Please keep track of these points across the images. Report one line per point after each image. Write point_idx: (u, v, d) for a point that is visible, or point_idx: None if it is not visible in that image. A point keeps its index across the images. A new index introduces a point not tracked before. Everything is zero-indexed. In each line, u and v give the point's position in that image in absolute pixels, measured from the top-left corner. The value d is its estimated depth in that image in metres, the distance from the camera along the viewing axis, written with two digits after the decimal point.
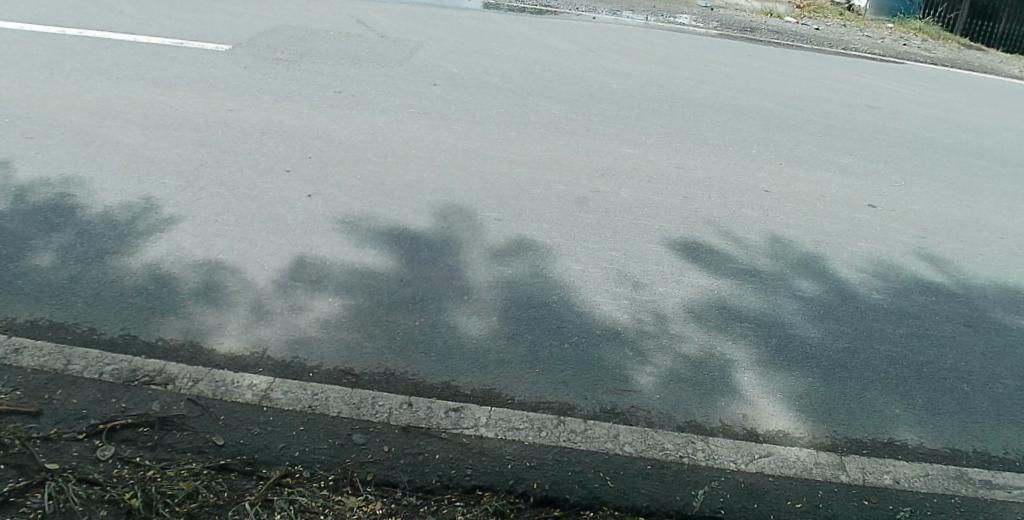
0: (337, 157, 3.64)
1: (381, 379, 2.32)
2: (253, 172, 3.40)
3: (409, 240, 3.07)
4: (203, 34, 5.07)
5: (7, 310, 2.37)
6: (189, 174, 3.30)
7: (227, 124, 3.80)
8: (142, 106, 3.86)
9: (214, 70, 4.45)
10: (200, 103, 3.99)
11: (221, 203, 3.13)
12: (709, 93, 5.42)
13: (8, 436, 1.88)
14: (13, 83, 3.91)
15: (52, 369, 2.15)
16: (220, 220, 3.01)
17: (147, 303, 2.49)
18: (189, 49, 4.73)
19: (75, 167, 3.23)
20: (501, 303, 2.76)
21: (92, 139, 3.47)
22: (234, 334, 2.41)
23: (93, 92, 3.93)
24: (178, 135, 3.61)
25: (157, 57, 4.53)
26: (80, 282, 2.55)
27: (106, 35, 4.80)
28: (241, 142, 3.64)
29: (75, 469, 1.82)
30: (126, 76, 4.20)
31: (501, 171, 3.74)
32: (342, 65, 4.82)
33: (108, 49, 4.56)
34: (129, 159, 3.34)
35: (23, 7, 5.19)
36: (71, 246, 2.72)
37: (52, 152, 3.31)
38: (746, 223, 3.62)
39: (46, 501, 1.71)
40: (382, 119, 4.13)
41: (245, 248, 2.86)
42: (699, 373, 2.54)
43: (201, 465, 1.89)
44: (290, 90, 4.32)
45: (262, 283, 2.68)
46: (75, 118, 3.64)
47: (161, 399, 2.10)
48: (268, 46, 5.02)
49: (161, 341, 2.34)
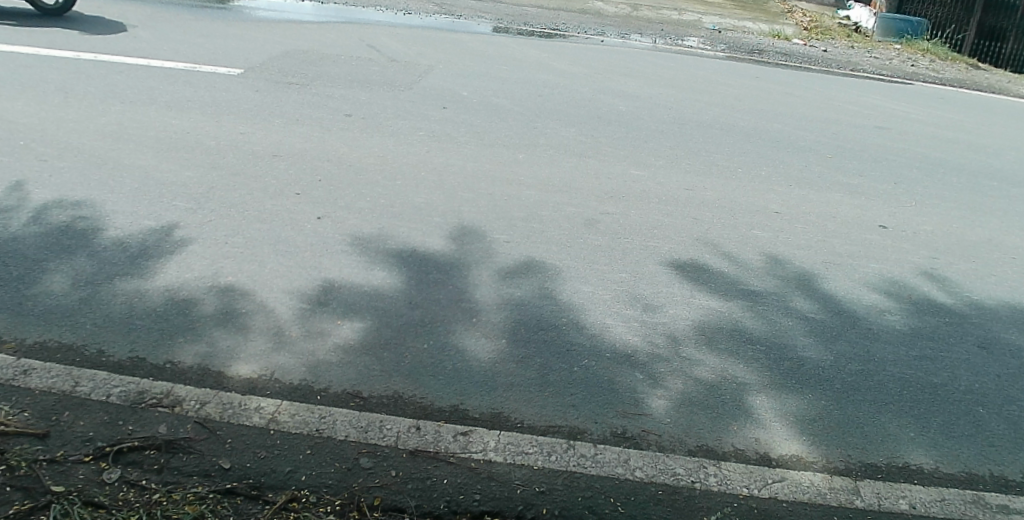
0: (346, 179, 3.66)
1: (389, 402, 2.31)
2: (263, 194, 3.41)
3: (418, 262, 3.07)
4: (216, 58, 5.13)
5: (16, 332, 2.38)
6: (200, 197, 3.32)
7: (238, 147, 3.83)
8: (154, 130, 3.89)
9: (226, 93, 4.49)
10: (212, 126, 4.03)
11: (231, 225, 3.14)
12: (718, 115, 5.43)
13: (14, 459, 1.88)
14: (28, 107, 3.96)
15: (60, 391, 2.15)
16: (230, 243, 3.01)
17: (155, 325, 2.49)
18: (202, 73, 4.79)
19: (88, 189, 3.25)
20: (510, 325, 2.74)
21: (105, 162, 3.50)
22: (242, 356, 2.41)
23: (105, 116, 3.97)
24: (190, 158, 3.64)
25: (170, 81, 4.58)
26: (90, 303, 2.56)
27: (120, 59, 4.87)
28: (251, 165, 3.66)
29: (80, 492, 1.81)
30: (139, 99, 4.24)
31: (510, 193, 3.75)
32: (353, 89, 4.86)
33: (122, 73, 4.61)
34: (141, 182, 3.36)
35: (39, 32, 5.27)
36: (81, 268, 2.73)
37: (65, 175, 3.34)
38: (756, 245, 3.60)
39: None
40: (391, 141, 4.15)
41: (255, 271, 2.86)
42: (710, 396, 2.51)
43: (207, 489, 1.87)
44: (301, 113, 4.36)
45: (271, 305, 2.68)
46: (87, 142, 3.67)
47: (168, 422, 2.09)
48: (280, 70, 5.07)
49: (168, 364, 2.34)
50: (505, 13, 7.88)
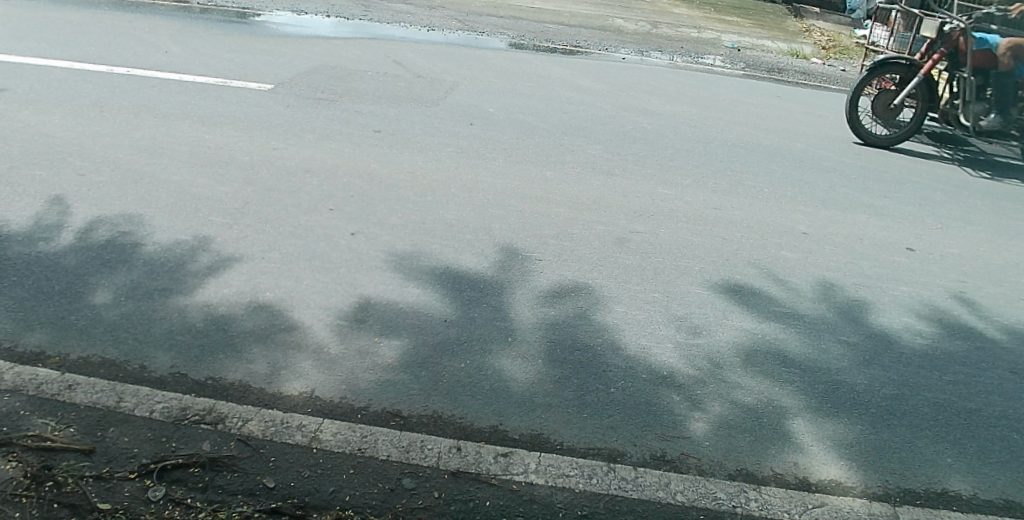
0: (377, 195, 3.67)
1: (429, 422, 2.30)
2: (299, 210, 3.43)
3: (452, 280, 3.07)
4: (245, 73, 5.18)
5: (59, 346, 2.39)
6: (236, 212, 3.33)
7: (271, 163, 3.85)
8: (187, 145, 3.92)
9: (258, 108, 4.53)
10: (246, 141, 4.05)
11: (267, 241, 3.15)
12: (742, 134, 5.44)
13: (60, 475, 1.88)
14: (65, 120, 4.00)
15: (104, 407, 2.15)
16: (267, 258, 3.02)
17: (196, 341, 2.49)
18: (233, 88, 4.83)
19: (126, 203, 3.27)
20: (546, 345, 2.73)
21: (141, 176, 3.52)
22: (282, 373, 2.41)
23: (139, 131, 4.00)
24: (225, 173, 3.66)
25: (203, 96, 4.62)
26: (131, 318, 2.56)
27: (152, 74, 4.91)
28: (285, 181, 3.68)
29: (126, 510, 1.81)
30: (173, 114, 4.28)
31: (540, 210, 3.75)
32: (382, 105, 4.89)
33: (155, 88, 4.66)
34: (178, 197, 3.38)
35: (73, 46, 5.34)
36: (121, 284, 2.73)
37: (102, 189, 3.36)
38: (785, 266, 3.58)
39: None
40: (421, 157, 4.17)
41: (291, 287, 2.87)
42: (748, 420, 2.49)
43: (252, 508, 1.87)
44: (332, 129, 4.38)
45: (309, 323, 2.68)
46: (122, 156, 3.70)
47: (212, 439, 2.09)
48: (310, 85, 5.10)
49: (211, 380, 2.34)
50: (525, 30, 7.94)
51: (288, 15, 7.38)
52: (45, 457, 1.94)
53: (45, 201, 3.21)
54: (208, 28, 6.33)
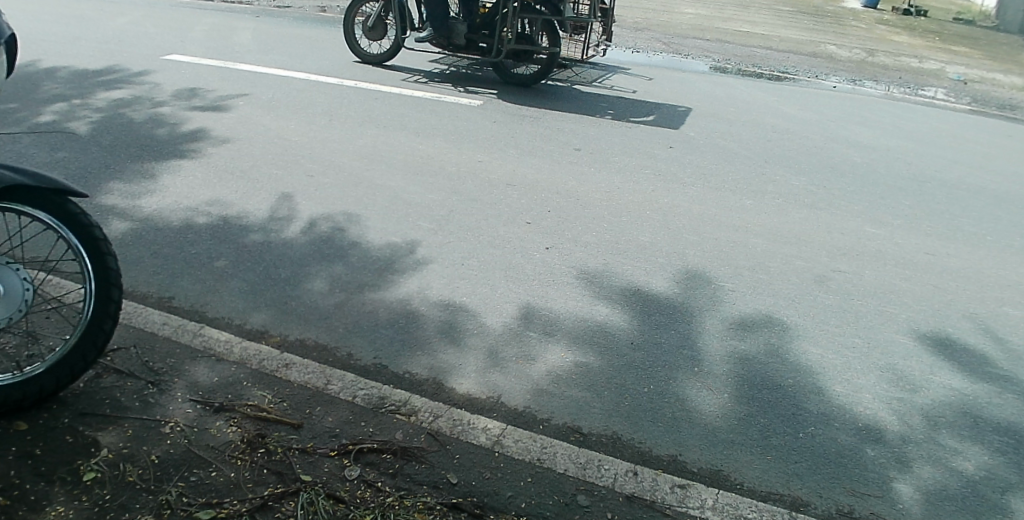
0: (573, 213, 3.73)
1: (608, 442, 2.29)
2: (498, 220, 3.58)
3: (639, 302, 3.05)
4: (456, 89, 5.50)
5: (282, 328, 2.66)
6: (441, 218, 3.54)
7: (474, 174, 4.05)
8: (401, 154, 4.22)
9: (467, 122, 4.79)
10: (454, 152, 4.30)
11: (466, 248, 3.31)
12: (966, 175, 4.93)
13: (273, 444, 2.10)
14: (302, 126, 4.48)
15: (314, 387, 2.36)
16: (465, 264, 3.18)
17: (397, 335, 2.67)
18: (445, 103, 5.15)
19: (345, 203, 3.59)
20: (734, 380, 2.63)
21: (361, 179, 3.85)
22: (473, 376, 2.51)
23: (363, 138, 4.38)
24: (433, 182, 3.91)
25: (419, 109, 4.97)
26: (343, 309, 2.80)
27: (376, 87, 5.36)
28: (486, 191, 3.86)
29: (325, 483, 1.97)
30: (392, 124, 4.64)
31: (736, 239, 3.63)
32: (582, 123, 4.99)
33: (378, 99, 5.09)
34: (390, 200, 3.66)
35: (313, 60, 5.97)
36: (337, 276, 3.00)
37: (327, 189, 3.72)
38: (1014, 324, 3.18)
39: (299, 510, 1.87)
40: (617, 177, 4.19)
41: (485, 294, 2.99)
42: (953, 488, 2.23)
43: (434, 500, 1.95)
44: (533, 145, 4.54)
45: (499, 330, 2.78)
46: (346, 162, 4.05)
47: (404, 430, 2.22)
48: (515, 102, 5.32)
49: (408, 374, 2.49)
50: (729, 55, 7.76)
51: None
52: (262, 426, 2.18)
53: (281, 197, 3.60)
54: (425, 47, 6.82)
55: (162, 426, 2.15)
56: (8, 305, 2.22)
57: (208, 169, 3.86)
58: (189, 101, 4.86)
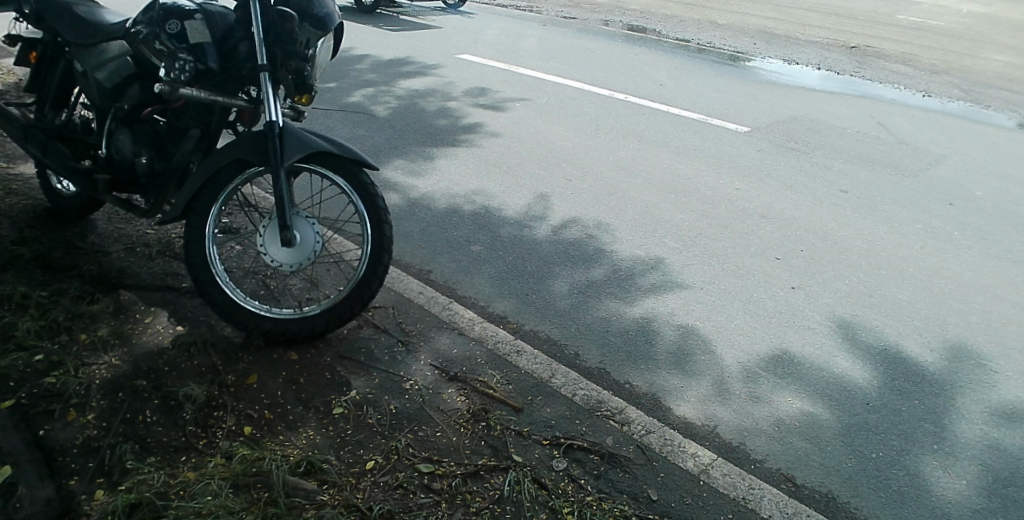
0: (827, 257, 3.60)
1: (821, 500, 2.19)
2: (746, 252, 3.58)
3: (886, 363, 2.87)
4: (727, 113, 5.46)
5: (522, 317, 3.00)
6: (688, 240, 3.65)
7: (729, 201, 4.07)
8: (660, 172, 4.38)
9: (730, 148, 4.79)
10: (711, 177, 4.35)
11: (707, 273, 3.39)
12: None
13: (494, 421, 2.41)
14: (571, 134, 4.86)
15: (538, 377, 2.65)
16: (705, 289, 3.26)
17: (626, 345, 2.86)
18: (711, 125, 5.17)
19: (597, 211, 3.86)
20: (983, 470, 2.37)
21: (616, 191, 4.09)
22: (694, 402, 2.58)
23: (621, 151, 4.64)
24: (687, 203, 4.02)
25: (684, 129, 5.07)
26: (581, 311, 3.05)
27: (646, 102, 5.56)
28: (738, 220, 3.88)
29: (533, 468, 2.21)
30: (655, 142, 4.82)
31: (1015, 317, 3.22)
32: (854, 165, 4.71)
33: (645, 115, 5.28)
34: (641, 215, 3.85)
35: (591, 71, 6.34)
36: (579, 279, 3.27)
37: (583, 196, 4.02)
38: None
39: (505, 486, 2.12)
40: (884, 227, 3.93)
41: (719, 322, 3.05)
42: None
43: (630, 510, 2.05)
44: (796, 180, 4.41)
45: (728, 362, 2.81)
46: (603, 171, 4.35)
47: (614, 436, 2.37)
48: (784, 134, 5.16)
49: (628, 385, 2.66)
50: None
51: (779, 62, 7.60)
52: (487, 402, 2.51)
53: (538, 196, 4.00)
54: (698, 67, 6.89)
55: (404, 381, 2.59)
56: (302, 252, 2.63)
57: (478, 160, 4.41)
58: (474, 99, 5.49)
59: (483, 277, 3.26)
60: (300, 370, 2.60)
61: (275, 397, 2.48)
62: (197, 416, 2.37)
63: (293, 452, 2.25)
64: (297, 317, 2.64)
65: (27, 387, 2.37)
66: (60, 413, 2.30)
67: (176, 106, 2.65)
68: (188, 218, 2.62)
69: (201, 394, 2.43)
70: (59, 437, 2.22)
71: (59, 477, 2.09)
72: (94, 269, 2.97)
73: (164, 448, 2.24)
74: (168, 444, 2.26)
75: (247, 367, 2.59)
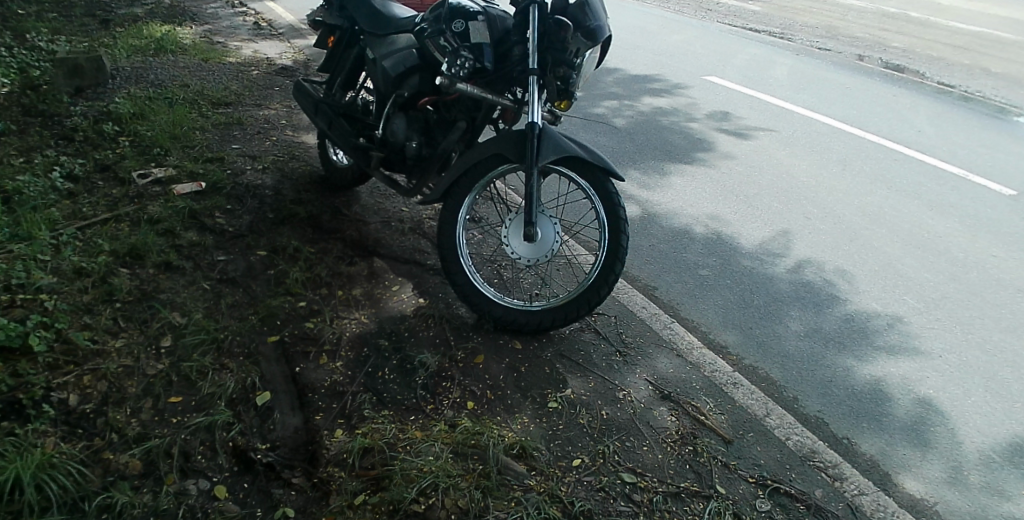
0: None
1: None
2: (1000, 326, 3.27)
3: None
4: (994, 171, 4.98)
5: (744, 350, 3.02)
6: (931, 302, 3.43)
7: (985, 268, 3.74)
8: (907, 223, 4.13)
9: (992, 211, 4.37)
10: (966, 239, 4.02)
11: (949, 341, 3.17)
12: None
13: (703, 447, 2.44)
14: (812, 171, 4.73)
15: (753, 413, 2.65)
16: (945, 357, 3.06)
17: (851, 401, 2.79)
18: (973, 183, 4.74)
19: (832, 255, 3.76)
20: None
21: (856, 237, 3.94)
22: (918, 476, 2.45)
23: (870, 197, 4.42)
24: (935, 262, 3.76)
25: (939, 182, 4.71)
26: (807, 356, 3.02)
27: (898, 148, 5.22)
28: (993, 290, 3.56)
29: (735, 503, 2.22)
30: (906, 191, 4.53)
31: None
32: None
33: (896, 161, 4.98)
34: (880, 266, 3.68)
35: (840, 107, 6.06)
36: (806, 322, 3.22)
37: (819, 237, 3.92)
38: None
39: (705, 514, 2.16)
40: None
41: (956, 395, 2.85)
42: None
43: None
44: None
45: (964, 443, 2.62)
46: (846, 214, 4.19)
47: (825, 490, 2.31)
48: None
49: (848, 441, 2.59)
50: None
51: None
52: (697, 426, 2.54)
53: (779, 231, 3.95)
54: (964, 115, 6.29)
55: (619, 389, 2.68)
56: (541, 248, 2.80)
57: (714, 183, 4.48)
58: (717, 123, 5.50)
59: (726, 304, 3.31)
60: (522, 360, 2.75)
61: (497, 380, 2.64)
62: (428, 381, 2.58)
63: (509, 434, 2.40)
64: (528, 310, 2.82)
65: (293, 330, 2.72)
66: (315, 356, 2.63)
67: (449, 98, 2.90)
68: (445, 203, 2.87)
69: (434, 362, 2.66)
70: (313, 378, 2.54)
71: (310, 414, 2.41)
72: (355, 237, 3.32)
73: (398, 405, 2.48)
74: (401, 404, 2.48)
75: (474, 348, 2.77)
